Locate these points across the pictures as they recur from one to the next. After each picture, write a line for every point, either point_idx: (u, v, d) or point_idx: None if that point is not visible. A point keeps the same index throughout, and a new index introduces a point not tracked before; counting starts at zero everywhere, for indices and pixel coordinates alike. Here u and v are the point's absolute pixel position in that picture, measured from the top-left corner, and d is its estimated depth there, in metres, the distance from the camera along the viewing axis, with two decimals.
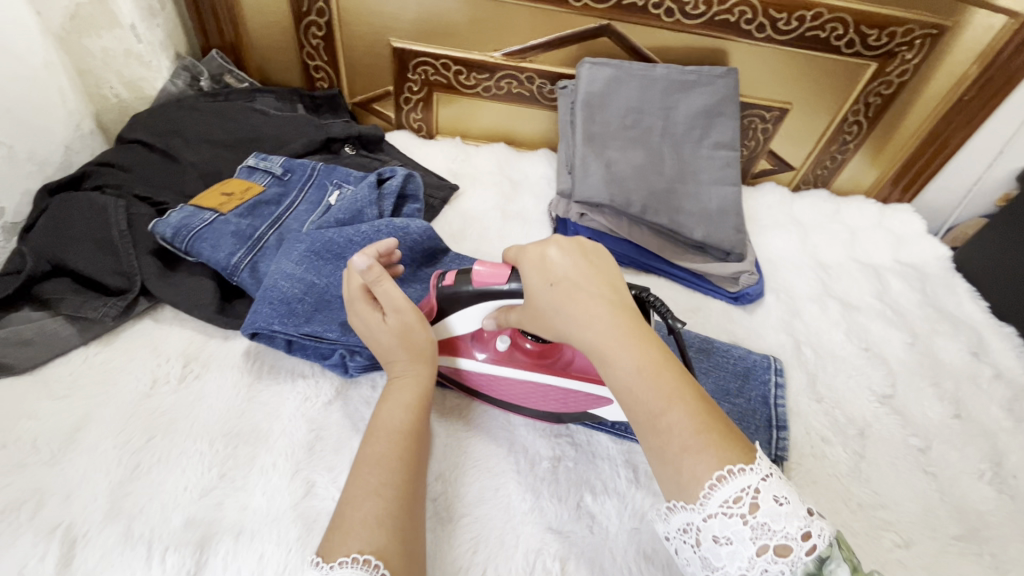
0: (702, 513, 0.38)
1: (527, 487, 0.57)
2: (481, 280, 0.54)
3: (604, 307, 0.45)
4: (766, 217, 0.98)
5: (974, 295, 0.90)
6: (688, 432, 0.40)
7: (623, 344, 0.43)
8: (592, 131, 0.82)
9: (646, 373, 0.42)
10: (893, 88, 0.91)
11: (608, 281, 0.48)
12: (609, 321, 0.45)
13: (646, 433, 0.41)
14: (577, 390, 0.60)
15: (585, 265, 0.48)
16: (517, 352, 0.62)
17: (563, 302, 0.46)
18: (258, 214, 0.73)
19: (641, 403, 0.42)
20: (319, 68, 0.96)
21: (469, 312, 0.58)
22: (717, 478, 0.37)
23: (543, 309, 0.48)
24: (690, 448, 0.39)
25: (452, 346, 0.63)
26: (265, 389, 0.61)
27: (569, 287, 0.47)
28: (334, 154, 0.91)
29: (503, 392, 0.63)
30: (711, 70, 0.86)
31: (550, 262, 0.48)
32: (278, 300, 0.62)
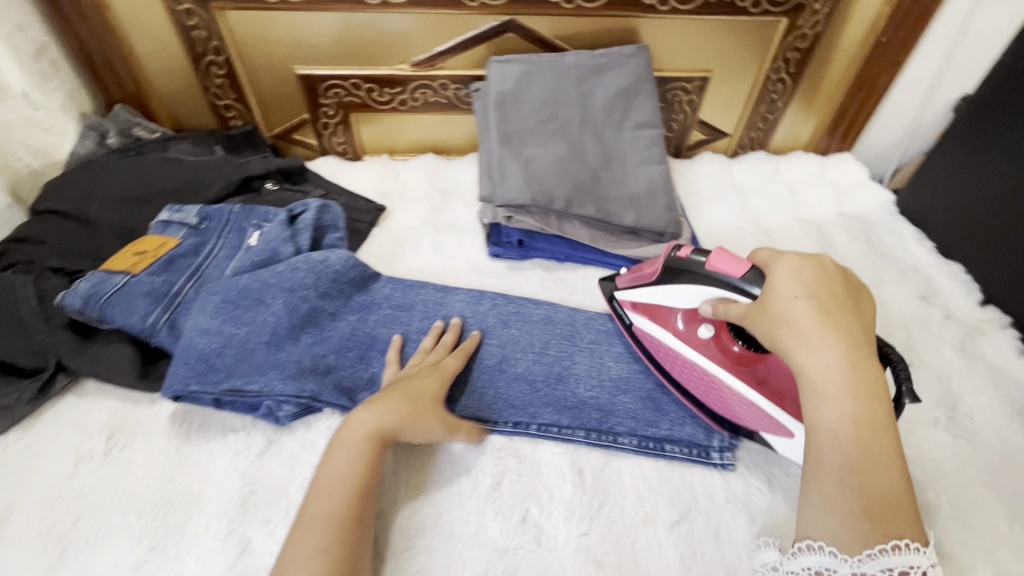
0: (854, 568, 0.41)
1: (471, 508, 0.56)
2: (719, 267, 0.56)
3: (846, 342, 0.46)
4: (705, 187, 0.97)
5: (920, 237, 0.88)
6: (875, 497, 0.42)
7: (851, 391, 0.45)
8: (508, 131, 0.80)
9: (857, 429, 0.44)
10: (809, 41, 0.90)
11: (855, 315, 0.49)
12: (846, 362, 0.45)
13: (827, 479, 0.44)
14: (765, 409, 0.58)
15: (833, 301, 0.49)
16: (714, 345, 0.62)
17: (804, 320, 0.47)
18: (175, 268, 0.71)
19: (833, 451, 0.44)
20: (229, 107, 0.93)
21: (686, 288, 0.60)
22: (886, 546, 0.41)
23: (774, 313, 0.50)
24: (872, 514, 0.42)
25: (653, 311, 0.66)
26: (195, 449, 0.59)
27: (810, 314, 0.48)
28: (256, 192, 0.88)
29: (683, 377, 0.63)
30: (620, 51, 0.85)
31: (796, 281, 0.50)
32: (195, 357, 0.61)
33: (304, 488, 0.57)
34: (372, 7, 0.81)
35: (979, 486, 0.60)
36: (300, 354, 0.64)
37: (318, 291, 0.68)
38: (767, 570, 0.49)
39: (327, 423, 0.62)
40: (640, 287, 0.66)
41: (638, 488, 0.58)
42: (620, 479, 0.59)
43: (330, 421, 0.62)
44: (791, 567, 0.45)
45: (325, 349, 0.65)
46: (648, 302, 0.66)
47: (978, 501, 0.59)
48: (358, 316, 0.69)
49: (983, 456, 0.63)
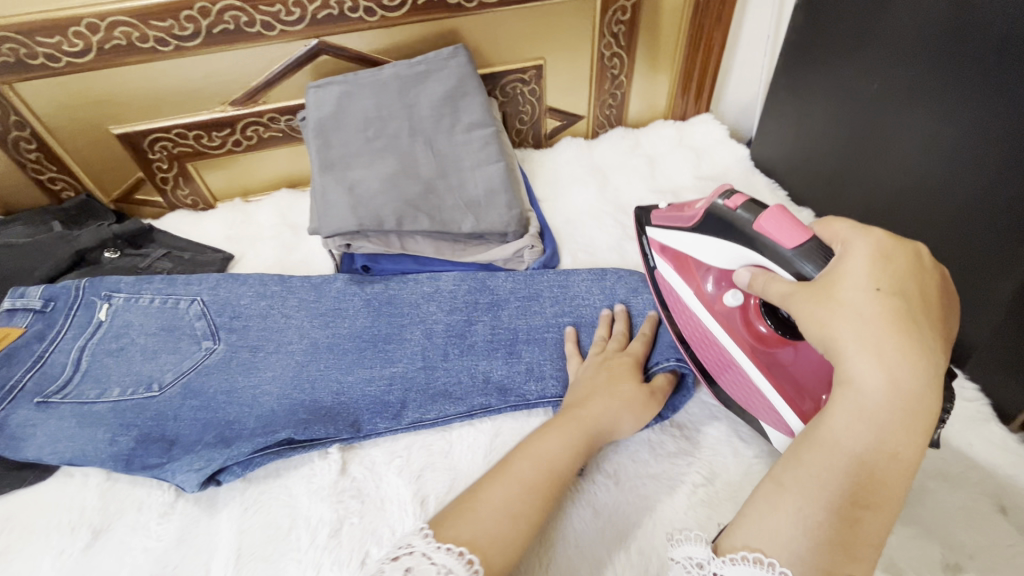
0: None
1: (308, 562, 0.53)
2: (766, 229, 0.49)
3: (929, 366, 0.36)
4: (565, 174, 0.95)
5: (775, 188, 0.88)
6: (856, 532, 0.36)
7: (899, 414, 0.36)
8: (330, 157, 0.77)
9: (879, 455, 0.36)
10: (630, 12, 0.88)
11: (942, 333, 0.39)
12: (910, 381, 0.36)
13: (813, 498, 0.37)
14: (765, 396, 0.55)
15: (918, 308, 0.39)
16: (738, 315, 0.58)
17: (872, 315, 0.38)
18: (16, 360, 0.68)
19: (845, 473, 0.37)
20: (55, 179, 0.88)
21: (729, 246, 0.54)
22: None
23: (839, 295, 0.40)
24: (847, 549, 0.36)
25: (682, 263, 0.63)
26: (17, 557, 0.56)
27: (891, 317, 0.37)
28: (93, 264, 0.84)
29: (698, 338, 0.62)
30: (438, 55, 0.83)
31: (876, 271, 0.40)
32: (89, 419, 0.64)
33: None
34: (165, 53, 0.77)
35: None
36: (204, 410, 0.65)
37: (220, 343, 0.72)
38: (690, 565, 0.41)
39: (160, 500, 0.59)
40: (674, 233, 0.62)
41: None
42: None
43: (163, 496, 0.60)
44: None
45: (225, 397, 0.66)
46: (683, 254, 0.63)
47: None
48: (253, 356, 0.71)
49: None
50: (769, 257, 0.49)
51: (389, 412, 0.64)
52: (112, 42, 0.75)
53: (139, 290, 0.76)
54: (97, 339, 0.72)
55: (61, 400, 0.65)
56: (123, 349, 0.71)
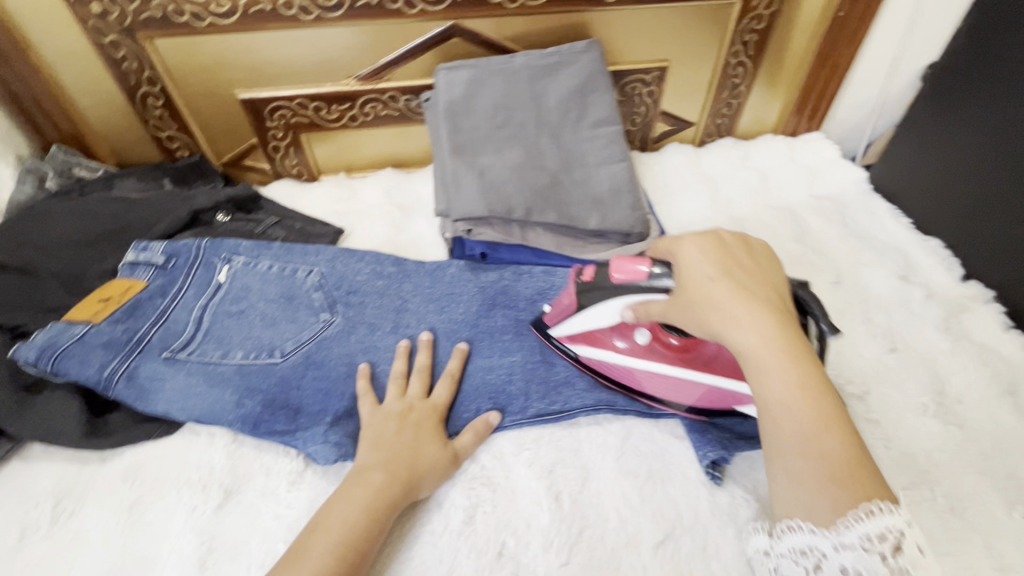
0: (832, 541, 0.37)
1: (445, 547, 0.53)
2: (619, 278, 0.55)
3: (770, 313, 0.44)
4: (674, 180, 0.94)
5: (896, 214, 0.86)
6: (834, 463, 0.39)
7: (787, 355, 0.42)
8: (460, 140, 0.77)
9: (804, 392, 0.41)
10: (765, 21, 0.87)
11: (771, 285, 0.47)
12: (774, 328, 0.43)
13: (789, 452, 0.40)
14: (728, 388, 0.57)
15: (739, 267, 0.48)
16: (656, 344, 0.61)
17: (720, 299, 0.45)
18: (140, 313, 0.66)
19: (795, 415, 0.40)
20: (172, 138, 0.90)
21: (605, 306, 0.59)
22: (861, 512, 0.36)
23: (694, 299, 0.47)
24: (836, 477, 0.38)
25: (589, 338, 0.63)
26: (150, 509, 0.56)
27: (726, 287, 0.46)
28: (207, 225, 0.84)
29: (654, 387, 0.62)
30: (572, 48, 0.82)
31: (706, 262, 0.48)
32: (217, 378, 0.63)
33: (266, 540, 0.54)
34: (307, 22, 0.78)
35: (972, 474, 0.58)
36: (325, 376, 0.65)
37: (339, 313, 0.70)
38: (761, 556, 0.43)
39: (289, 468, 0.59)
40: (570, 323, 0.63)
41: (619, 508, 0.55)
42: (599, 500, 0.56)
43: (293, 465, 0.59)
44: (777, 551, 0.40)
45: (349, 367, 0.66)
46: (579, 331, 0.63)
47: (974, 490, 0.57)
48: (367, 331, 0.69)
49: (977, 442, 0.60)
50: (638, 294, 0.56)
51: (513, 403, 0.63)
52: (259, 6, 0.75)
53: (258, 255, 0.74)
54: (217, 300, 0.70)
55: (187, 357, 0.64)
56: (244, 312, 0.69)
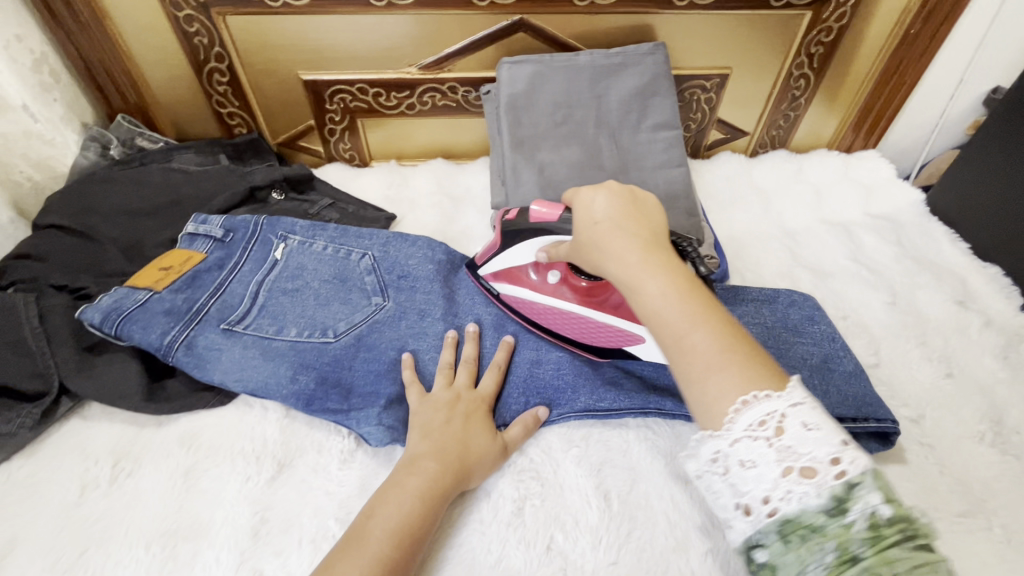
0: (728, 438, 0.39)
1: (493, 536, 0.53)
2: (538, 216, 0.63)
3: (643, 242, 0.48)
4: (726, 189, 0.93)
5: (954, 238, 0.85)
6: (709, 351, 0.42)
7: (654, 270, 0.46)
8: (520, 135, 0.77)
9: (676, 297, 0.44)
10: (834, 34, 0.86)
11: (648, 223, 0.50)
12: (640, 255, 0.47)
13: (674, 355, 0.43)
14: (620, 327, 0.64)
15: (627, 205, 0.52)
16: (565, 286, 0.67)
17: (606, 237, 0.49)
18: (199, 284, 0.68)
19: (669, 321, 0.44)
20: (233, 114, 0.91)
21: (524, 246, 0.66)
22: (740, 403, 0.39)
23: (586, 240, 0.52)
24: (714, 365, 0.41)
25: (509, 275, 0.69)
26: (205, 475, 0.57)
27: (608, 228, 0.50)
28: (262, 202, 0.85)
29: (561, 326, 0.67)
30: (637, 49, 0.81)
31: (599, 206, 0.52)
32: (271, 353, 0.64)
33: (317, 515, 0.54)
34: (377, 8, 0.78)
35: None
36: (376, 359, 0.65)
37: (390, 297, 0.71)
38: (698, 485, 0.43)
39: (341, 446, 0.60)
40: (494, 256, 0.69)
41: (668, 513, 0.55)
42: (648, 503, 0.56)
43: (344, 443, 0.60)
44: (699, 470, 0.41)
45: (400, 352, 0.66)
46: (500, 267, 0.70)
47: None
48: (418, 318, 0.69)
49: None
50: (550, 237, 0.63)
51: (562, 398, 0.63)
52: None
53: (314, 236, 0.74)
54: (273, 277, 0.71)
55: (243, 330, 0.65)
56: (299, 290, 0.70)
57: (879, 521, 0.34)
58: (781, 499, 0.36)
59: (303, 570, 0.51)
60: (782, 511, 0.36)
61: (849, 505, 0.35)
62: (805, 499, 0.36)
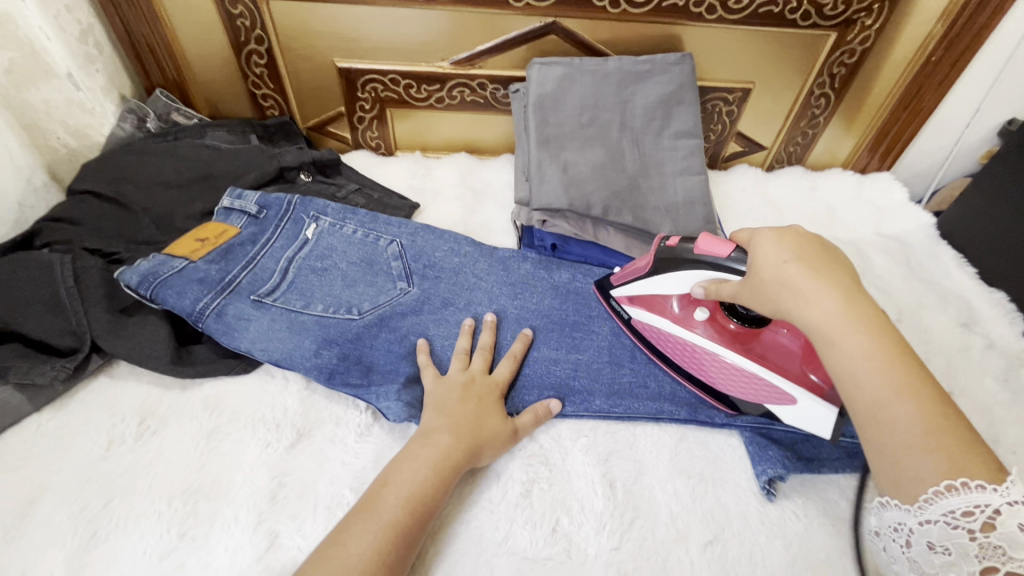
0: (918, 518, 0.40)
1: (501, 515, 0.55)
2: (702, 248, 0.59)
3: (840, 296, 0.47)
4: (741, 201, 0.95)
5: (961, 262, 0.87)
6: (915, 428, 0.41)
7: (858, 328, 0.45)
8: (547, 134, 0.80)
9: (874, 363, 0.44)
10: (857, 57, 0.88)
11: (845, 275, 0.49)
12: (843, 307, 0.46)
13: (868, 425, 0.44)
14: (769, 381, 0.59)
15: (814, 254, 0.50)
16: (714, 326, 0.64)
17: (794, 282, 0.48)
18: (232, 257, 0.70)
19: (867, 388, 0.44)
20: (267, 97, 0.94)
21: (679, 275, 0.62)
22: (943, 487, 0.39)
23: (767, 281, 0.50)
24: (919, 444, 0.41)
25: (650, 302, 0.67)
26: (227, 439, 0.59)
27: (799, 271, 0.49)
28: (290, 182, 0.88)
29: (699, 364, 0.64)
30: (665, 58, 0.83)
31: (777, 249, 0.51)
32: (298, 327, 0.66)
33: (333, 484, 0.57)
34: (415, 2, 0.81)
35: None
36: (398, 341, 0.68)
37: (415, 283, 0.73)
38: (874, 535, 0.46)
39: (358, 420, 0.62)
40: (636, 281, 0.67)
41: (671, 505, 0.57)
42: (652, 494, 0.58)
43: (361, 417, 0.62)
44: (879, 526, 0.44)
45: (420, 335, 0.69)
46: (641, 293, 0.68)
47: None
48: (439, 305, 0.72)
49: None
50: (711, 271, 0.59)
51: (575, 397, 0.65)
52: None
53: (344, 219, 0.77)
54: (303, 255, 0.73)
55: (272, 303, 0.68)
56: (327, 269, 0.72)
57: None
58: None
59: (318, 534, 0.53)
60: None
61: None
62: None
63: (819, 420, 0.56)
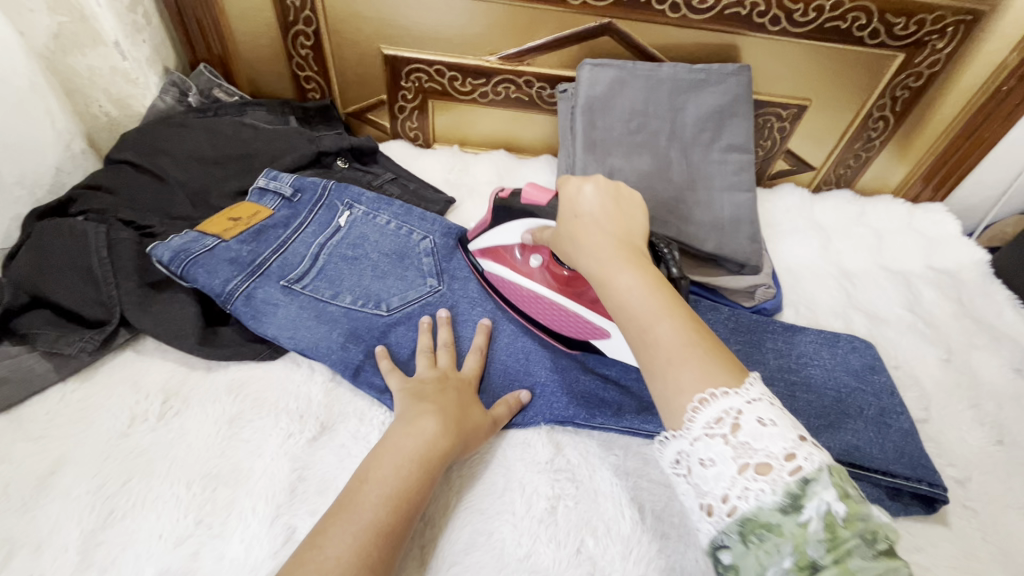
0: (688, 438, 0.39)
1: (524, 530, 0.53)
2: (527, 196, 0.63)
3: (609, 236, 0.49)
4: (785, 221, 0.92)
5: (1016, 303, 0.83)
6: (674, 345, 0.41)
7: (626, 263, 0.47)
8: (593, 138, 0.78)
9: (646, 291, 0.45)
10: (922, 80, 0.84)
11: (628, 222, 0.52)
12: (613, 245, 0.49)
13: (638, 350, 0.43)
14: (589, 318, 0.64)
15: (612, 203, 0.53)
16: (547, 272, 0.67)
17: (587, 228, 0.51)
18: (264, 239, 0.69)
19: (633, 312, 0.44)
20: (310, 79, 0.93)
21: (513, 225, 0.66)
22: (699, 400, 0.39)
23: (564, 230, 0.53)
24: (675, 360, 0.41)
25: (494, 252, 0.70)
26: (248, 426, 0.58)
27: (589, 220, 0.51)
28: (326, 168, 0.86)
29: (524, 307, 0.68)
30: (723, 68, 0.79)
31: (584, 199, 0.53)
32: (324, 317, 0.65)
33: None
34: None
35: None
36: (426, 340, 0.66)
37: (445, 281, 0.71)
38: None
39: (382, 419, 0.60)
40: (482, 233, 0.70)
41: (702, 536, 0.54)
42: (684, 522, 0.55)
43: (385, 417, 0.60)
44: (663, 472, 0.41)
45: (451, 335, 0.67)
46: (489, 244, 0.70)
47: None
48: (470, 305, 0.70)
49: None
50: (534, 218, 0.63)
51: (608, 411, 0.62)
52: None
53: (378, 209, 0.75)
54: (334, 242, 0.71)
55: (301, 289, 0.66)
56: (358, 259, 0.71)
57: (834, 520, 0.33)
58: (738, 497, 0.36)
59: None
60: (740, 509, 0.35)
61: (804, 502, 0.34)
62: (761, 497, 0.35)
63: (629, 353, 0.62)
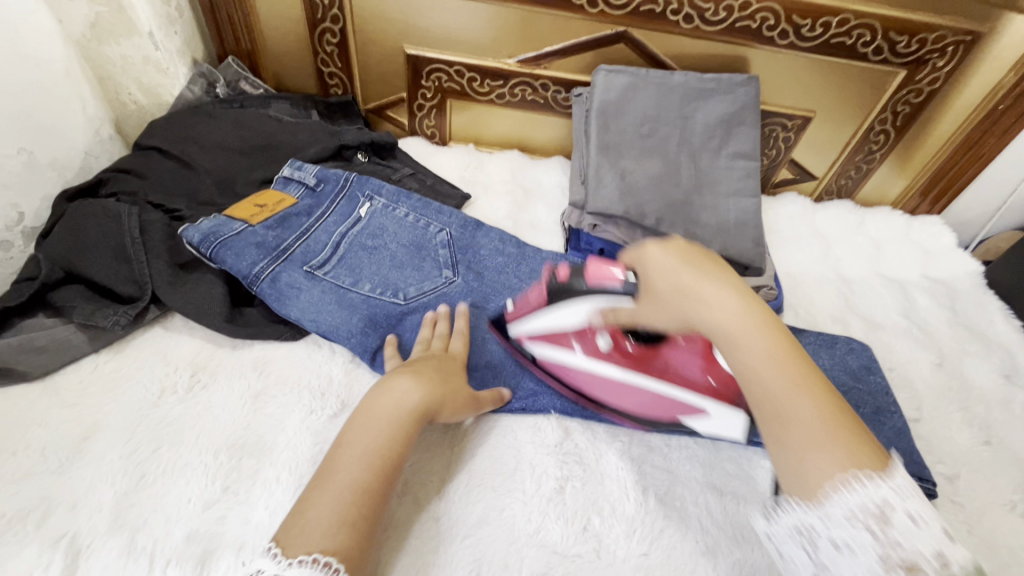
0: (822, 517, 0.39)
1: (534, 507, 0.56)
2: (590, 275, 0.60)
3: (725, 293, 0.46)
4: (787, 228, 0.95)
5: (1007, 313, 0.86)
6: (814, 422, 0.41)
7: (752, 329, 0.44)
8: (606, 140, 0.80)
9: (774, 364, 0.43)
10: (923, 97, 0.88)
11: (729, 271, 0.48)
12: (739, 307, 0.45)
13: (772, 424, 0.43)
14: (681, 398, 0.62)
15: (700, 254, 0.49)
16: (615, 352, 0.62)
17: (696, 285, 0.46)
18: (288, 226, 0.72)
19: (767, 384, 0.43)
20: (333, 75, 0.96)
21: (575, 306, 0.60)
22: (841, 483, 0.38)
23: (664, 292, 0.48)
24: (820, 443, 0.40)
25: (550, 337, 0.64)
26: (271, 402, 0.61)
27: (695, 274, 0.47)
28: (347, 161, 0.90)
29: (597, 391, 0.63)
30: (731, 78, 0.83)
31: (678, 254, 0.48)
32: (344, 302, 0.68)
33: None
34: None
35: None
36: None
37: (459, 272, 0.74)
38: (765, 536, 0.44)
39: None
40: (536, 315, 0.64)
41: (702, 519, 0.57)
42: (685, 505, 0.58)
43: None
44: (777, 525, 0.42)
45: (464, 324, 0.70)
46: (544, 330, 0.64)
47: None
48: (483, 296, 0.73)
49: None
50: (597, 297, 0.59)
51: None
52: None
53: (397, 202, 0.78)
54: (355, 232, 0.74)
55: (323, 275, 0.69)
56: (378, 248, 0.74)
57: None
58: None
59: None
60: None
61: None
62: None
63: (732, 427, 0.60)
